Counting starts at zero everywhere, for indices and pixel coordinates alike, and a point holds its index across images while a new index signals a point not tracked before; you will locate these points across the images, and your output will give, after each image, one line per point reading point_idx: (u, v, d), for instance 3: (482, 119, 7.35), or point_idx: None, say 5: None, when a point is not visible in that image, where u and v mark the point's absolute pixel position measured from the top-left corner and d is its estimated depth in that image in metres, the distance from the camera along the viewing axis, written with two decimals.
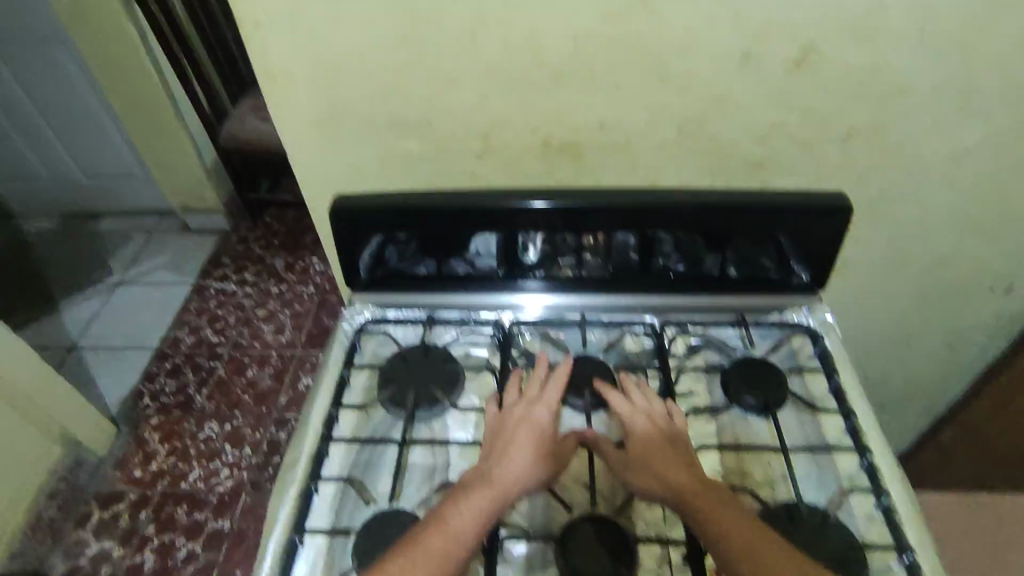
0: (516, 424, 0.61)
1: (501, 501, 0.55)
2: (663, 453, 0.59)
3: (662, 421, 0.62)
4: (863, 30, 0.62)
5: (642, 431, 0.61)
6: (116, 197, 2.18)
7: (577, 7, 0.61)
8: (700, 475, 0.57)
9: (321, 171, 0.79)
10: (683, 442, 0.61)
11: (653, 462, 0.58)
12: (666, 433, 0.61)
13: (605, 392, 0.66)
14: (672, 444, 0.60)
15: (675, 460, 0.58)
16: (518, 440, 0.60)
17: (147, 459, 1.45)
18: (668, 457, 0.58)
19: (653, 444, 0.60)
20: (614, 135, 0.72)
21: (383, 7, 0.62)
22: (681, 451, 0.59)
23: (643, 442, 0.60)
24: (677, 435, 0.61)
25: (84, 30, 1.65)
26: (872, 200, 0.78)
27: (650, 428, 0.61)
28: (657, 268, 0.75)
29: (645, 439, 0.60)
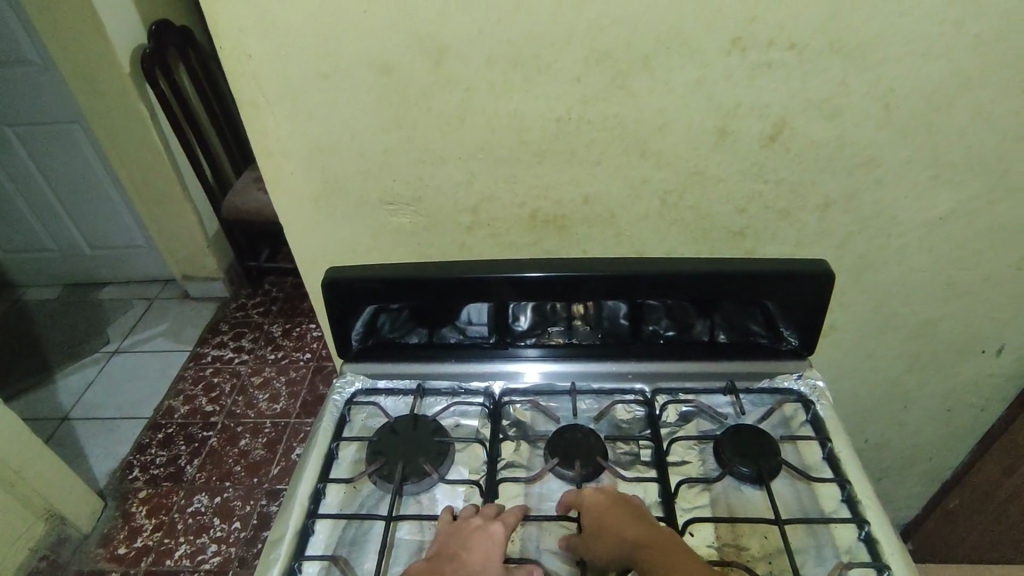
0: (471, 530, 0.58)
1: None
2: (612, 515, 0.58)
3: (610, 490, 0.61)
4: (830, 109, 0.65)
5: (592, 506, 0.59)
6: (119, 266, 2.22)
7: (558, 91, 0.65)
8: (649, 527, 0.56)
9: (315, 245, 0.81)
10: (631, 501, 0.60)
11: (607, 529, 0.57)
12: (616, 500, 0.60)
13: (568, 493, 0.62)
14: (622, 507, 0.58)
15: (626, 520, 0.57)
16: (473, 546, 0.56)
17: (133, 535, 1.41)
18: (617, 516, 0.57)
19: (603, 514, 0.58)
20: (598, 208, 0.75)
21: (377, 93, 0.66)
22: (632, 514, 0.58)
23: (595, 517, 0.58)
24: (624, 497, 0.60)
25: (96, 111, 1.72)
26: (853, 266, 0.80)
27: (599, 500, 0.60)
28: (647, 333, 0.77)
29: (598, 511, 0.59)
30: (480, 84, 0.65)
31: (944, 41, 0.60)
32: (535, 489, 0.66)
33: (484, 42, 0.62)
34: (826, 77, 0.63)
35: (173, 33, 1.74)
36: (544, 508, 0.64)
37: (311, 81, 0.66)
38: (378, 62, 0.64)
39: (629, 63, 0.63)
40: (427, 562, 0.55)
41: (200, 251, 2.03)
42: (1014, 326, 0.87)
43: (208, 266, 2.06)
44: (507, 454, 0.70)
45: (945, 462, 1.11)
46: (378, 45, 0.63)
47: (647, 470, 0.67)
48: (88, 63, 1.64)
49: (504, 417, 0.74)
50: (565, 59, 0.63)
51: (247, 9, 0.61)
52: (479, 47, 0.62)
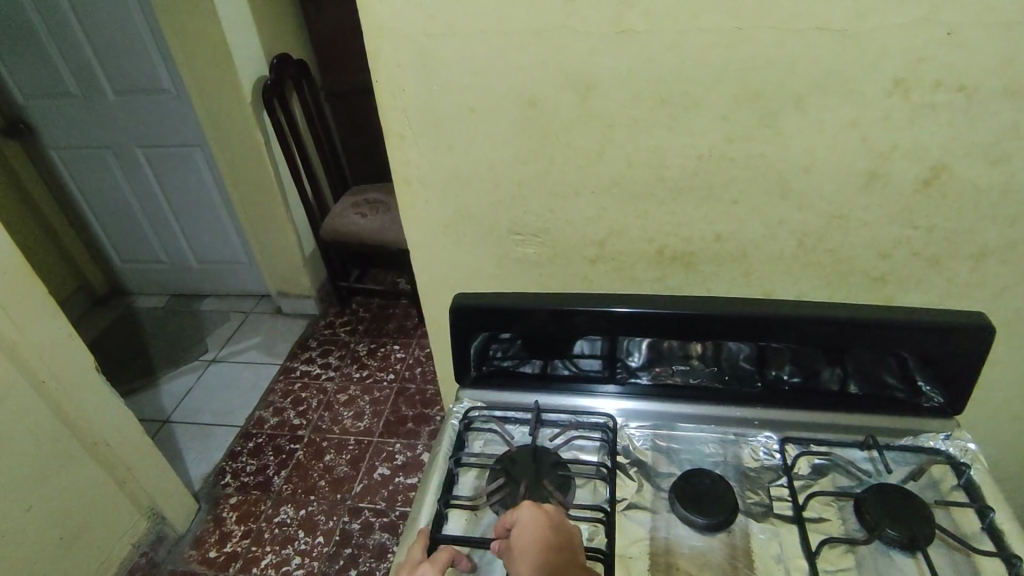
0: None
1: None
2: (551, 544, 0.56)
3: (548, 514, 0.58)
4: (996, 152, 0.62)
5: (526, 531, 0.57)
6: (219, 280, 2.36)
7: (702, 129, 0.65)
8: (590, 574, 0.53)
9: (439, 270, 0.83)
10: (569, 537, 0.57)
11: (542, 554, 0.55)
12: (550, 526, 0.57)
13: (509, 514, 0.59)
14: (556, 537, 0.56)
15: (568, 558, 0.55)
16: None
17: (222, 540, 1.46)
18: (554, 549, 0.55)
19: (538, 540, 0.56)
20: (729, 246, 0.74)
21: (520, 128, 0.68)
22: (563, 549, 0.56)
23: (527, 543, 0.56)
24: (565, 530, 0.58)
25: (217, 136, 1.86)
26: (1007, 320, 0.74)
27: (536, 524, 0.57)
28: (771, 378, 0.74)
29: (531, 536, 0.56)
30: (623, 121, 0.66)
31: None
32: (661, 534, 0.63)
33: (632, 80, 0.63)
34: (995, 121, 0.60)
35: (290, 66, 1.87)
36: (672, 555, 0.61)
37: (459, 113, 0.69)
38: (526, 97, 0.66)
39: (780, 103, 0.62)
40: None
41: (295, 269, 2.13)
42: None
43: (301, 284, 2.16)
44: (629, 494, 0.67)
45: None
46: (528, 81, 0.65)
47: (783, 524, 0.63)
48: (215, 91, 1.77)
49: (623, 455, 0.72)
50: (713, 98, 0.63)
51: (408, 45, 0.65)
52: (627, 84, 0.64)
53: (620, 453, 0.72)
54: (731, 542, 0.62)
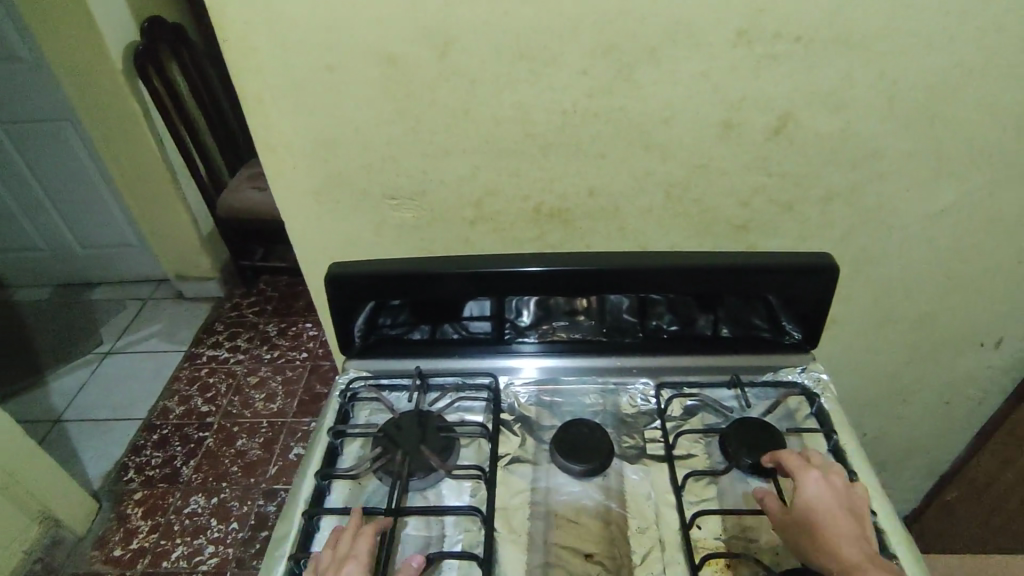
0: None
1: None
2: (829, 510, 0.56)
3: (839, 481, 0.58)
4: (835, 101, 0.66)
5: (810, 492, 0.57)
6: (110, 266, 2.20)
7: (565, 85, 0.65)
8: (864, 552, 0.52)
9: (317, 239, 0.80)
10: (851, 507, 0.56)
11: (828, 522, 0.55)
12: (839, 492, 0.57)
13: (799, 473, 0.59)
14: (841, 502, 0.56)
15: (834, 522, 0.55)
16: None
17: (128, 537, 1.39)
18: (842, 518, 0.55)
19: (824, 505, 0.56)
20: (602, 201, 0.75)
21: (381, 88, 0.66)
22: (852, 516, 0.56)
23: (810, 506, 0.56)
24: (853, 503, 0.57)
25: (89, 110, 1.70)
26: (853, 259, 0.81)
27: (823, 489, 0.57)
28: (650, 327, 0.77)
29: (818, 501, 0.56)
30: (485, 77, 0.65)
31: (949, 34, 0.61)
32: (541, 484, 0.65)
33: (490, 34, 0.62)
34: (831, 69, 0.63)
35: (165, 30, 1.72)
36: (550, 502, 0.63)
37: (315, 73, 0.65)
38: (384, 55, 0.64)
39: (635, 56, 0.63)
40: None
41: (193, 250, 2.01)
42: (1010, 319, 0.88)
43: (202, 266, 2.05)
44: (511, 449, 0.68)
45: (941, 456, 1.11)
46: (383, 37, 0.63)
47: (654, 463, 0.66)
48: (81, 60, 1.62)
49: (508, 412, 0.73)
50: (571, 52, 0.63)
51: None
52: (486, 40, 0.62)
53: (504, 411, 0.73)
54: (606, 484, 0.65)
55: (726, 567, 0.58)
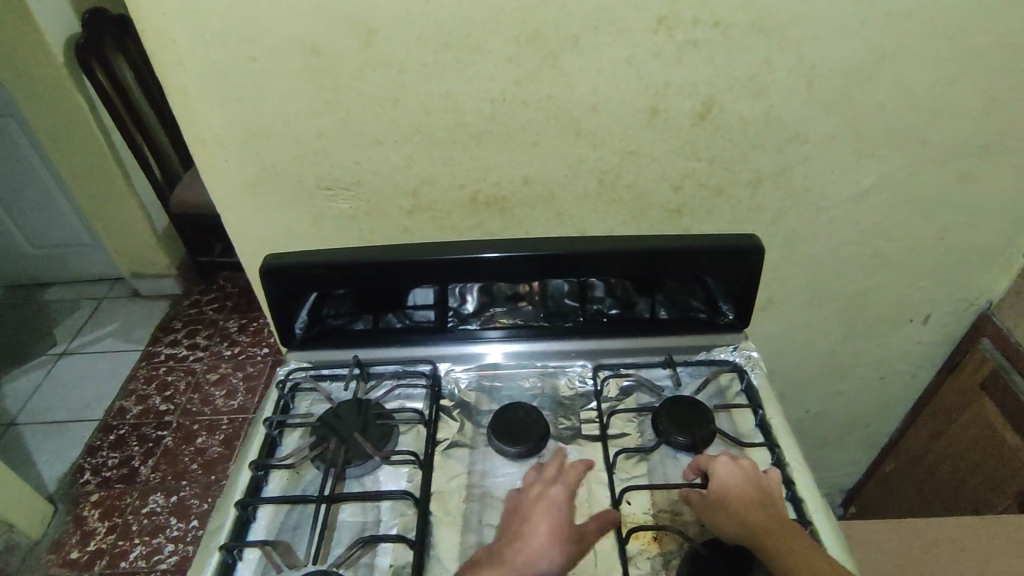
0: (530, 508, 0.58)
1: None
2: (748, 496, 0.58)
3: (749, 466, 0.60)
4: (755, 86, 0.68)
5: (722, 478, 0.59)
6: (62, 266, 2.14)
7: (491, 72, 0.66)
8: (787, 529, 0.55)
9: (254, 232, 0.80)
10: (766, 490, 0.59)
11: (737, 505, 0.57)
12: (747, 476, 0.60)
13: (709, 463, 0.61)
14: (751, 485, 0.59)
15: (753, 506, 0.57)
16: (534, 526, 0.57)
17: (85, 539, 1.37)
18: (750, 500, 0.58)
19: (734, 489, 0.58)
20: (537, 188, 0.76)
21: (308, 77, 0.66)
22: (762, 498, 0.58)
23: (722, 491, 0.59)
24: (766, 484, 0.60)
25: (31, 105, 1.65)
26: (785, 240, 0.83)
27: (734, 474, 0.60)
28: (591, 311, 0.78)
29: (728, 485, 0.59)
30: (412, 66, 0.65)
31: (859, 20, 0.64)
32: (478, 467, 0.66)
33: (413, 22, 0.62)
34: (749, 54, 0.65)
35: (107, 22, 1.68)
36: (487, 484, 0.65)
37: (240, 64, 0.65)
38: (308, 44, 0.64)
39: (559, 43, 0.64)
40: (498, 540, 0.57)
41: (148, 246, 1.97)
42: (936, 295, 0.92)
43: (158, 263, 2.01)
44: (450, 434, 0.69)
45: (881, 430, 1.15)
46: (307, 26, 0.62)
47: (588, 443, 0.68)
48: (19, 53, 1.57)
49: (448, 398, 0.74)
50: (494, 39, 0.64)
51: None
52: (409, 28, 0.63)
53: (444, 398, 0.74)
54: (541, 465, 0.66)
55: (653, 540, 0.60)
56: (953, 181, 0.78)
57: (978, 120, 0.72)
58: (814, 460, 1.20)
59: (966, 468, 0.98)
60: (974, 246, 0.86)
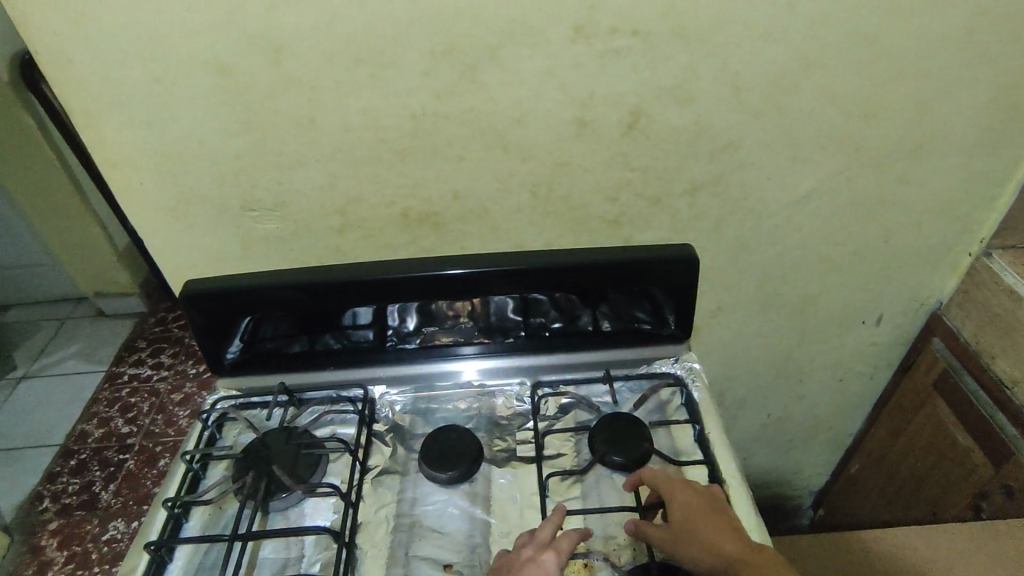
0: (522, 565, 0.53)
1: None
2: (711, 516, 0.56)
3: (703, 488, 0.59)
4: (682, 94, 0.67)
5: (683, 501, 0.57)
6: (23, 288, 2.09)
7: (409, 88, 0.64)
8: (756, 546, 0.53)
9: (180, 256, 0.77)
10: (722, 508, 0.57)
11: (704, 527, 0.55)
12: (707, 497, 0.58)
13: (666, 487, 0.59)
14: (713, 506, 0.57)
15: (717, 526, 0.55)
16: None
17: (42, 569, 1.33)
18: (714, 520, 0.55)
19: (696, 511, 0.56)
20: (469, 203, 0.74)
21: (219, 96, 0.64)
22: (724, 518, 0.56)
23: (686, 514, 0.56)
24: (723, 503, 0.58)
25: None
26: (729, 247, 0.82)
27: (693, 495, 0.58)
28: (533, 326, 0.77)
29: (690, 507, 0.57)
30: (325, 82, 0.63)
31: (781, 24, 0.62)
32: (407, 495, 0.64)
33: (323, 38, 0.60)
34: (672, 63, 0.64)
35: None
36: (416, 513, 0.62)
37: (146, 86, 0.63)
38: (214, 63, 0.61)
39: (475, 56, 0.62)
40: None
41: (110, 264, 1.93)
42: (887, 297, 0.91)
43: (121, 282, 1.97)
44: (381, 461, 0.67)
45: (845, 431, 1.14)
46: (211, 46, 0.60)
47: (522, 466, 0.66)
48: None
49: (382, 423, 0.72)
50: (409, 54, 0.62)
51: (59, 11, 0.57)
52: (318, 44, 0.61)
53: (379, 422, 0.72)
54: (473, 491, 0.64)
55: (583, 567, 0.57)
56: (894, 183, 0.77)
57: (912, 121, 0.71)
58: (779, 464, 1.18)
59: (925, 469, 0.96)
60: (920, 247, 0.85)
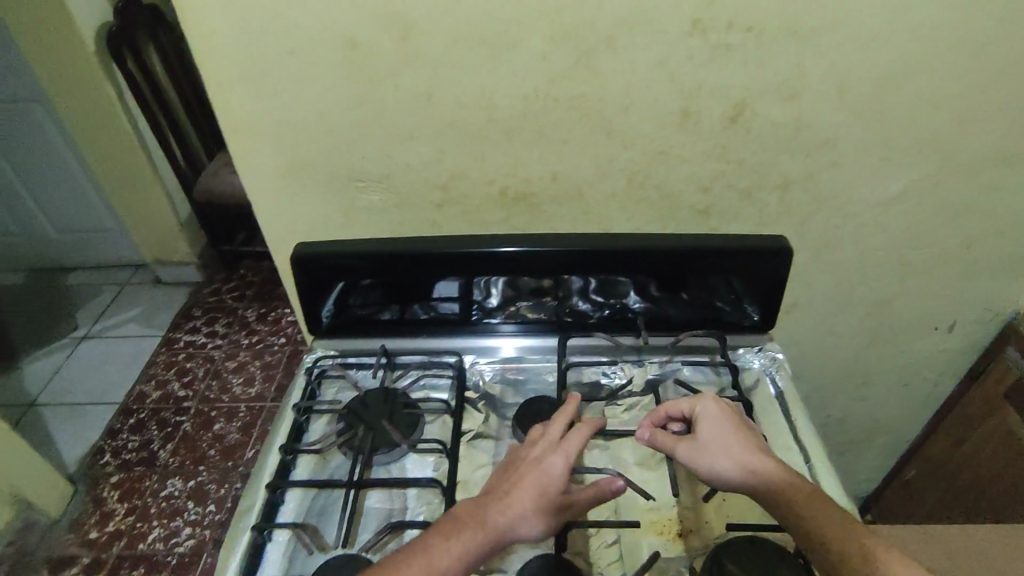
0: (530, 464, 0.60)
1: (483, 539, 0.54)
2: (737, 437, 0.61)
3: (732, 411, 0.64)
4: (788, 90, 0.68)
5: (711, 418, 0.63)
6: (86, 251, 2.17)
7: (525, 70, 0.67)
8: (780, 463, 0.58)
9: (285, 221, 0.81)
10: (751, 429, 0.63)
11: (728, 443, 0.60)
12: (733, 419, 0.63)
13: (697, 407, 0.65)
14: (739, 426, 0.62)
15: (745, 445, 0.60)
16: (523, 484, 0.58)
17: (104, 520, 1.39)
18: (739, 439, 0.61)
19: (721, 427, 0.62)
20: (566, 186, 0.77)
21: (344, 71, 0.67)
22: (748, 436, 0.62)
23: (710, 431, 0.62)
24: (748, 425, 0.63)
25: (63, 93, 1.69)
26: (813, 244, 0.83)
27: (721, 414, 0.63)
28: (615, 308, 0.79)
29: (716, 423, 0.62)
30: (446, 61, 0.66)
31: (895, 26, 0.64)
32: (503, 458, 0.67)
33: (451, 18, 0.63)
34: (782, 58, 0.66)
35: (140, 12, 1.70)
36: None
37: (278, 57, 0.66)
38: (345, 38, 0.64)
39: (593, 43, 0.65)
40: (481, 495, 0.58)
41: (171, 234, 2.01)
42: (963, 304, 0.91)
43: (180, 252, 2.04)
44: (475, 425, 0.71)
45: (903, 437, 1.14)
46: (344, 21, 0.63)
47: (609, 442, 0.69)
48: (54, 41, 1.60)
49: (473, 390, 0.75)
50: (529, 38, 0.64)
51: None
52: (446, 24, 0.64)
53: (469, 389, 0.75)
54: None
55: (678, 536, 0.62)
56: (985, 189, 0.78)
57: (1012, 129, 0.72)
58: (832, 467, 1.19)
59: (992, 473, 0.98)
60: (1002, 256, 0.85)
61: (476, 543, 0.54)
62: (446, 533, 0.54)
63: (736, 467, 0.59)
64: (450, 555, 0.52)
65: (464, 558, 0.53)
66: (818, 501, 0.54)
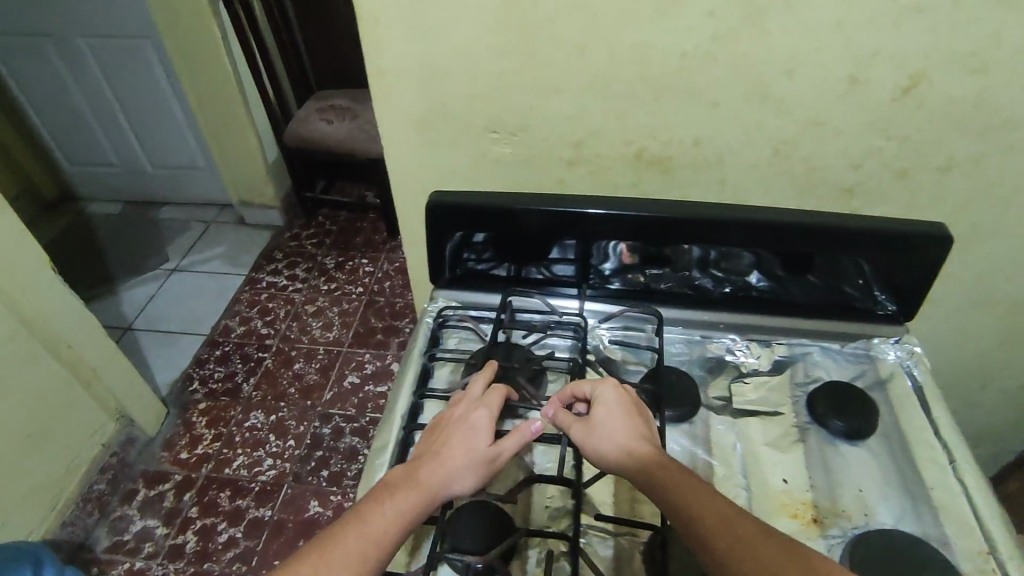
0: (454, 423, 0.60)
1: (421, 501, 0.54)
2: (629, 421, 0.60)
3: (629, 394, 0.63)
4: (975, 62, 0.63)
5: (604, 401, 0.61)
6: (177, 187, 2.25)
7: (690, 25, 0.63)
8: (664, 453, 0.57)
9: (413, 168, 0.81)
10: (645, 414, 0.62)
11: (620, 427, 0.59)
12: (628, 402, 0.62)
13: (593, 387, 0.63)
14: (631, 410, 0.61)
15: (631, 431, 0.59)
16: (450, 445, 0.58)
17: (193, 443, 1.48)
18: (630, 424, 0.60)
19: (613, 409, 0.61)
20: (707, 152, 0.74)
21: (500, 15, 0.65)
22: (638, 420, 0.60)
23: (604, 414, 0.61)
24: (642, 408, 0.62)
25: (170, 31, 1.73)
26: (962, 235, 0.78)
27: (617, 396, 0.62)
28: (736, 286, 0.76)
29: (609, 406, 0.61)
30: (609, 10, 0.63)
31: None
32: None
33: None
34: (976, 27, 0.60)
35: None
36: None
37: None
38: None
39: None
40: (411, 458, 0.59)
41: (259, 177, 2.06)
42: None
43: (265, 195, 2.09)
44: None
45: (1011, 446, 1.09)
46: None
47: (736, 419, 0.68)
48: None
49: (592, 353, 0.75)
50: None
51: None
52: None
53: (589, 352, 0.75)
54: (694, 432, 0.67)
55: (812, 521, 0.60)
56: None
57: None
58: None
59: None
60: None
61: (408, 507, 0.54)
62: (376, 498, 0.54)
63: (620, 453, 0.58)
64: (383, 521, 0.53)
65: (398, 521, 0.53)
66: (705, 493, 0.52)
